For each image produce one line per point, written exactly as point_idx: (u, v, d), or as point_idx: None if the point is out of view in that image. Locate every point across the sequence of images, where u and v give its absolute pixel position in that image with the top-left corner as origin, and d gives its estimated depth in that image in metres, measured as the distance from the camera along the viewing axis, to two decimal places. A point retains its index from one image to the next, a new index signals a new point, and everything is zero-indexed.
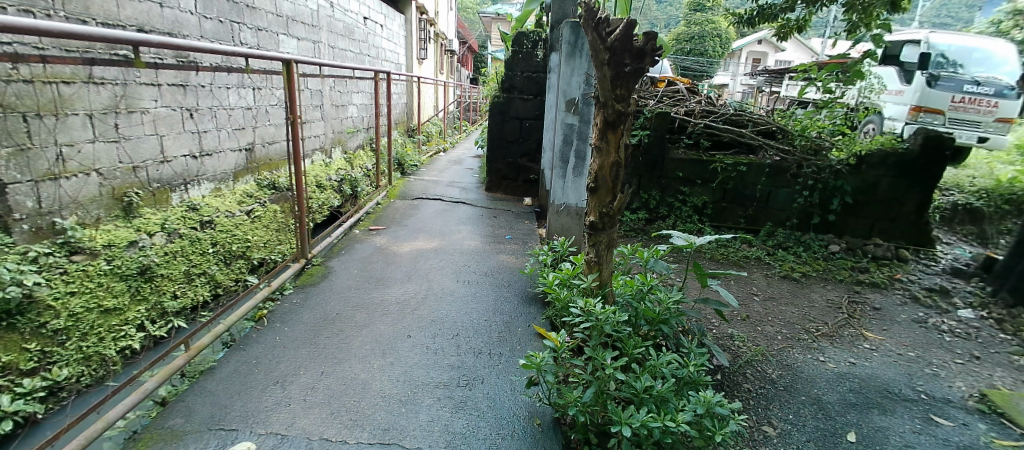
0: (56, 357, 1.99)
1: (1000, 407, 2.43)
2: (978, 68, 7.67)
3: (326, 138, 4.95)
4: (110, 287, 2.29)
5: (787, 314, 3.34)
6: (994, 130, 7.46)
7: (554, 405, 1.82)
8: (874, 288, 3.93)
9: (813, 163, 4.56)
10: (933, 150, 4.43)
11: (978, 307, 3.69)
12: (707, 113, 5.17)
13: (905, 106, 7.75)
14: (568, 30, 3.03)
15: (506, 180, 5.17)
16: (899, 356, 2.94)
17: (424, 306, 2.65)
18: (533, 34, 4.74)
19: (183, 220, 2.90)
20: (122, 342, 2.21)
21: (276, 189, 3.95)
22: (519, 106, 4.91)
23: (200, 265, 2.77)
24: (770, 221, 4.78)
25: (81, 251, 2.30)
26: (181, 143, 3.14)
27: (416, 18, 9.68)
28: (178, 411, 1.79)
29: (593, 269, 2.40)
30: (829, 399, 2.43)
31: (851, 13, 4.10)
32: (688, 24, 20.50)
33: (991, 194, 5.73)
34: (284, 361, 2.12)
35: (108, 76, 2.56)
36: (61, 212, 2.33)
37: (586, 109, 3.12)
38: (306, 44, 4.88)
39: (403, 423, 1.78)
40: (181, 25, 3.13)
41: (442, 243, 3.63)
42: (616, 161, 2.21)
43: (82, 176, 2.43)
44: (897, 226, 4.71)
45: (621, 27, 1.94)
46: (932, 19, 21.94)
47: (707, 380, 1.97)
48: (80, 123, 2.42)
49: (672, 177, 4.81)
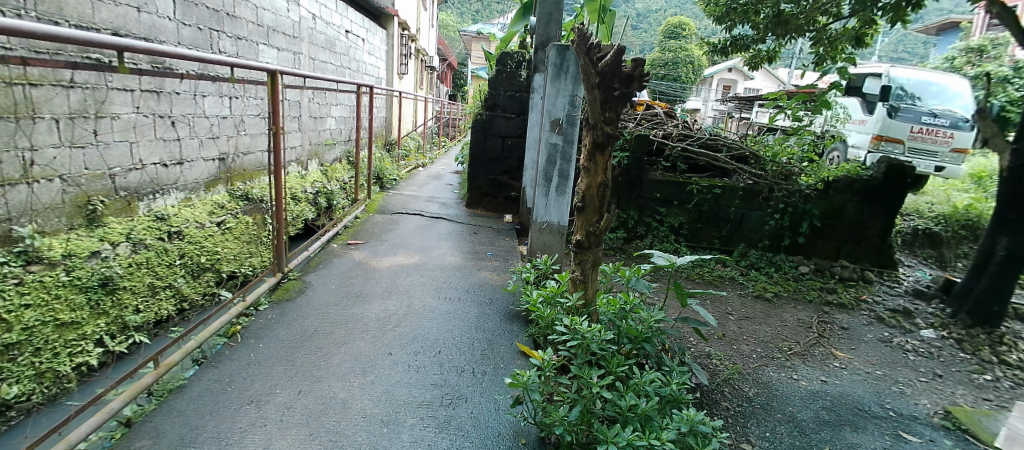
0: (5, 374, 1.87)
1: (964, 423, 2.54)
2: (934, 101, 8.17)
3: (303, 150, 4.87)
4: (69, 299, 2.17)
5: (761, 333, 3.42)
6: (950, 160, 7.92)
7: (539, 424, 1.79)
8: (842, 309, 4.07)
9: (784, 187, 4.74)
10: (895, 177, 4.66)
11: (939, 327, 3.86)
12: (684, 136, 5.35)
13: (868, 135, 8.17)
14: (555, 53, 3.10)
15: (487, 196, 5.18)
16: (868, 374, 3.04)
17: (405, 323, 2.60)
18: (516, 55, 4.81)
19: (150, 230, 2.77)
20: (79, 359, 2.11)
21: (250, 200, 3.81)
22: (502, 124, 4.95)
23: (166, 277, 2.66)
24: (744, 242, 4.92)
25: (38, 262, 2.16)
26: (152, 150, 3.02)
27: (398, 34, 9.74)
28: (145, 433, 1.69)
29: (578, 287, 2.43)
30: (803, 416, 2.49)
31: (818, 46, 4.32)
32: (663, 50, 21.27)
33: (948, 220, 6.09)
34: (259, 380, 2.03)
35: (78, 79, 2.46)
36: (19, 219, 2.20)
37: (571, 129, 3.18)
38: (286, 55, 4.83)
39: (384, 443, 1.73)
40: (158, 30, 3.06)
41: (422, 259, 3.59)
42: (603, 181, 2.27)
43: (43, 182, 2.31)
44: (863, 249, 4.91)
45: (612, 54, 2.04)
46: (889, 54, 23.47)
47: (689, 398, 1.98)
48: (47, 127, 2.31)
49: (651, 198, 4.90)
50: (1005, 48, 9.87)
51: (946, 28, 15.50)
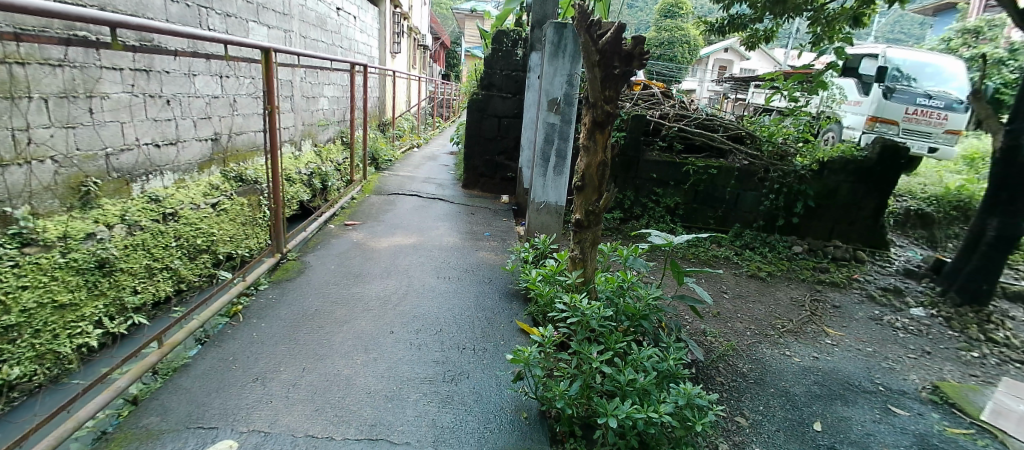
0: (6, 355, 1.88)
1: (951, 397, 2.61)
2: (929, 82, 8.19)
3: (296, 130, 4.80)
4: (66, 281, 2.16)
5: (755, 311, 3.48)
6: (943, 140, 7.97)
7: (540, 398, 1.83)
8: (834, 287, 4.15)
9: (779, 167, 4.77)
10: (889, 158, 4.69)
11: (928, 306, 3.94)
12: (681, 117, 5.36)
13: (863, 116, 8.19)
14: (552, 30, 3.07)
15: (484, 177, 5.17)
16: (859, 351, 3.11)
17: (406, 302, 2.63)
18: (513, 33, 4.77)
19: (144, 212, 2.74)
20: (79, 340, 2.12)
21: (244, 181, 3.77)
22: (498, 103, 4.91)
23: (163, 259, 2.66)
24: (738, 222, 4.97)
25: (35, 243, 2.14)
26: (143, 131, 2.97)
27: (389, 12, 9.56)
28: (152, 409, 1.72)
29: (577, 265, 2.46)
30: (796, 391, 2.56)
31: (815, 26, 4.30)
32: (658, 30, 21.06)
33: (940, 201, 6.17)
34: (263, 358, 2.05)
35: (66, 58, 2.40)
36: (11, 201, 2.17)
37: (568, 108, 3.17)
38: (276, 32, 4.72)
39: (390, 418, 1.76)
40: (145, 7, 2.98)
41: (420, 240, 3.60)
42: (603, 161, 2.28)
43: (36, 163, 2.28)
44: (855, 229, 4.98)
45: (611, 31, 2.03)
46: (885, 35, 23.40)
47: (686, 373, 2.01)
48: (35, 107, 2.26)
49: (647, 179, 4.92)
50: (1001, 30, 9.88)
51: (943, 8, 15.43)
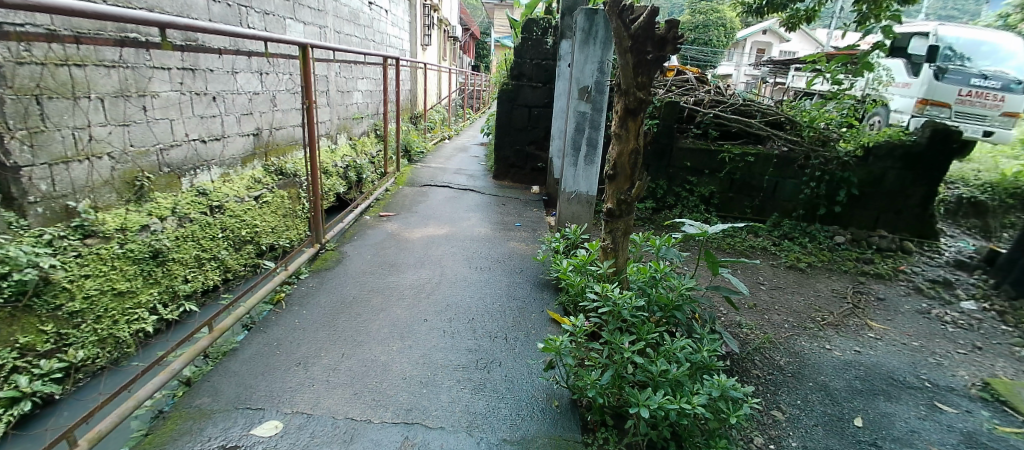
0: (72, 339, 2.03)
1: (1002, 394, 2.49)
2: (985, 61, 7.68)
3: (332, 124, 4.91)
4: (123, 270, 2.30)
5: (793, 303, 3.39)
6: (1000, 124, 7.51)
7: (571, 387, 1.85)
8: (878, 279, 3.98)
9: (821, 154, 4.60)
10: (939, 143, 4.44)
11: (981, 299, 3.75)
12: (717, 102, 5.21)
13: (912, 99, 7.74)
14: (583, 17, 3.03)
15: (514, 168, 5.19)
16: (904, 346, 2.99)
17: (439, 291, 2.69)
18: (543, 21, 4.72)
19: (193, 205, 2.88)
20: (136, 325, 2.27)
21: (284, 175, 3.90)
22: (528, 93, 4.90)
23: (210, 249, 2.80)
24: (777, 211, 4.82)
25: (95, 235, 2.30)
26: (191, 128, 3.11)
27: (419, 5, 9.62)
28: (204, 391, 1.82)
29: (609, 255, 2.46)
30: (835, 385, 2.48)
31: (861, 3, 4.07)
32: (693, 13, 20.46)
33: (995, 188, 5.79)
34: (305, 344, 2.14)
35: (119, 58, 2.53)
36: (74, 195, 2.32)
37: (599, 97, 3.14)
38: (311, 29, 4.84)
39: (425, 403, 1.82)
40: (189, 8, 3.11)
41: (453, 230, 3.65)
42: (635, 148, 2.25)
43: (94, 159, 2.42)
44: (903, 219, 4.75)
45: (644, 16, 1.99)
46: (936, 11, 22.05)
47: (720, 365, 1.97)
48: (94, 106, 2.40)
49: (680, 167, 4.83)
50: None
51: None
